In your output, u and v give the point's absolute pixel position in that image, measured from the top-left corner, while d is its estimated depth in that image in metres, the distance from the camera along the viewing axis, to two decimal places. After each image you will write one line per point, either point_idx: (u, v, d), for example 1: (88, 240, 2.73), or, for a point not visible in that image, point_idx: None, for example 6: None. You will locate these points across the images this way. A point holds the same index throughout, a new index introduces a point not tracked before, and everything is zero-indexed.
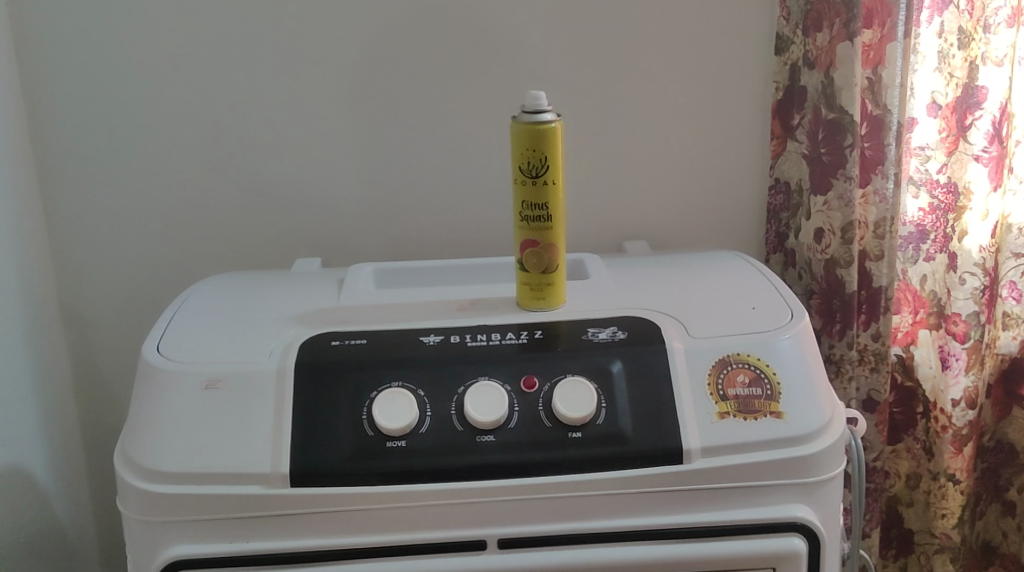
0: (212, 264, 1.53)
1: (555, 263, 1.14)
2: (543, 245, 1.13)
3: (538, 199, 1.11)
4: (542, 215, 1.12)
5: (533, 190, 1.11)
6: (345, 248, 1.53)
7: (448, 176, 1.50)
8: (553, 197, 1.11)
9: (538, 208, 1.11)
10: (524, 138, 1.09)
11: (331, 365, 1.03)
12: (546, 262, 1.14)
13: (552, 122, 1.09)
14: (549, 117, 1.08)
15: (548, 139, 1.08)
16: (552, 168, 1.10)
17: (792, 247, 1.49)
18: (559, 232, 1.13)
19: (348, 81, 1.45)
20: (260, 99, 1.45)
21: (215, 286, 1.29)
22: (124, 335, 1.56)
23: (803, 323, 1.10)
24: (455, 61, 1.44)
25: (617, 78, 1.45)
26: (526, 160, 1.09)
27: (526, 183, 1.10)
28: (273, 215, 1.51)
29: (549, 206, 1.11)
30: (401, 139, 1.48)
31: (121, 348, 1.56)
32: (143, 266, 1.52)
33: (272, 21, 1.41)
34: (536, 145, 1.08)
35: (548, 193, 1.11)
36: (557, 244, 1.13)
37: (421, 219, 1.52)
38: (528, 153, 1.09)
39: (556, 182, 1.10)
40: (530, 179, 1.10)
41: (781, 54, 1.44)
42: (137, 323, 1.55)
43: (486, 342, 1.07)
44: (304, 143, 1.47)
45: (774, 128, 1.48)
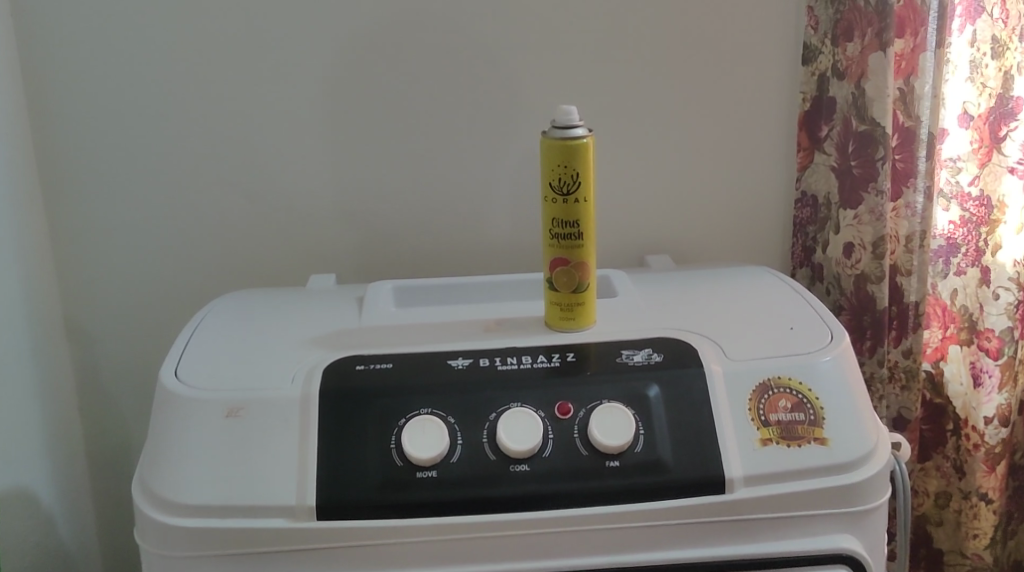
0: (223, 280, 1.48)
1: (587, 283, 1.10)
2: (575, 264, 1.09)
3: (569, 216, 1.07)
4: (573, 233, 1.08)
5: (564, 207, 1.07)
6: (360, 263, 1.49)
7: (467, 189, 1.46)
8: (586, 214, 1.07)
9: (569, 226, 1.07)
10: (557, 154, 1.05)
11: (357, 391, 0.99)
12: (577, 281, 1.10)
13: (585, 137, 1.05)
14: (581, 132, 1.05)
15: (581, 154, 1.05)
16: (584, 184, 1.06)
17: (820, 261, 1.45)
18: (590, 250, 1.09)
19: (364, 91, 1.41)
20: (273, 110, 1.41)
21: (229, 305, 1.25)
22: (132, 353, 1.51)
23: (843, 344, 1.06)
24: (474, 70, 1.40)
25: (641, 88, 1.41)
26: (559, 176, 1.06)
27: (557, 200, 1.07)
28: (286, 231, 1.47)
29: (582, 223, 1.07)
30: (418, 150, 1.44)
31: (128, 366, 1.52)
32: (153, 283, 1.48)
33: (287, 32, 1.37)
34: (569, 161, 1.05)
35: (580, 211, 1.07)
36: (589, 263, 1.10)
37: (439, 233, 1.48)
38: (560, 169, 1.05)
39: (588, 199, 1.07)
40: (561, 196, 1.06)
41: (809, 65, 1.40)
42: (145, 340, 1.51)
43: (516, 366, 1.03)
44: (318, 155, 1.43)
45: (801, 139, 1.44)
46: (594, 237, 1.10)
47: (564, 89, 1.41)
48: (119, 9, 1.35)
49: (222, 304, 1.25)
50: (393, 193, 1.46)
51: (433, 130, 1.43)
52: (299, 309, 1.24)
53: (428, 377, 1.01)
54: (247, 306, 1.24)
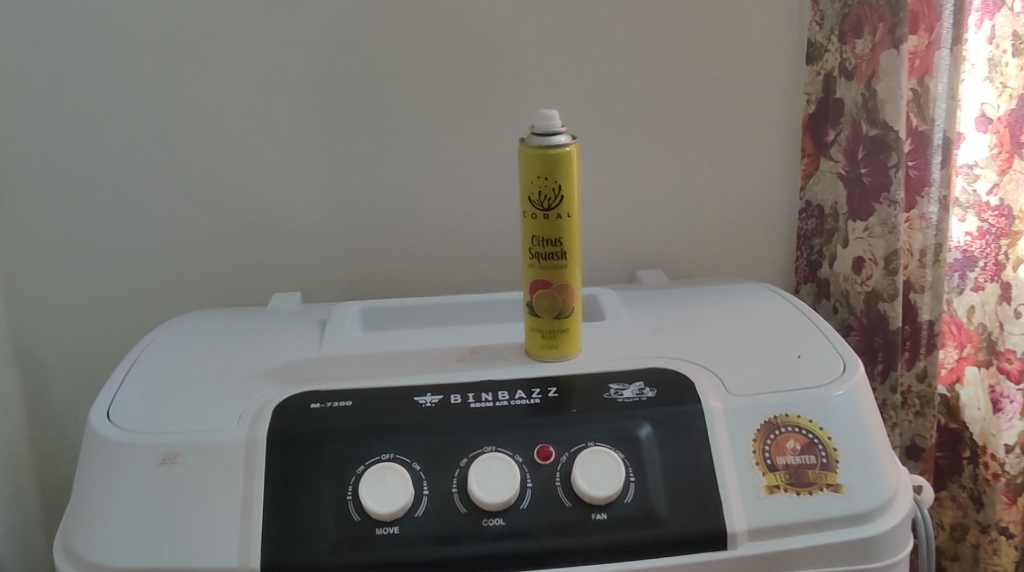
0: (178, 302, 1.35)
1: (571, 307, 0.99)
2: (558, 286, 0.98)
3: (551, 233, 0.96)
4: (556, 252, 0.96)
5: (545, 223, 0.95)
6: (329, 282, 1.37)
7: (444, 200, 1.34)
8: (570, 232, 0.96)
9: (551, 245, 0.96)
10: (536, 164, 0.93)
11: (311, 433, 0.88)
12: (561, 305, 0.98)
13: (568, 145, 0.94)
14: (564, 140, 0.93)
15: (563, 165, 0.93)
16: (567, 198, 0.95)
17: (826, 276, 1.34)
18: (575, 272, 0.98)
19: (330, 94, 1.28)
20: (229, 115, 1.27)
21: (175, 329, 1.13)
22: (79, 381, 1.38)
23: (858, 376, 0.95)
24: (451, 71, 1.27)
25: (633, 90, 1.29)
26: (539, 189, 0.94)
27: (537, 215, 0.95)
28: (246, 247, 1.34)
29: (565, 241, 0.96)
30: (390, 159, 1.31)
31: (75, 395, 1.38)
32: (100, 305, 1.34)
33: (243, 29, 1.24)
34: (550, 172, 0.93)
35: (563, 228, 0.96)
36: (573, 286, 0.98)
37: (414, 248, 1.36)
38: (540, 182, 0.94)
39: (572, 214, 0.96)
40: (542, 211, 0.95)
41: (814, 63, 1.29)
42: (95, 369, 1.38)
43: (492, 403, 0.92)
44: (280, 165, 1.30)
45: (805, 144, 1.33)
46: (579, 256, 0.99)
47: (550, 91, 1.29)
48: (55, 5, 1.21)
49: (170, 328, 1.13)
50: (363, 206, 1.33)
51: (406, 136, 1.30)
52: (252, 335, 1.11)
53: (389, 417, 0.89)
54: (196, 330, 1.12)
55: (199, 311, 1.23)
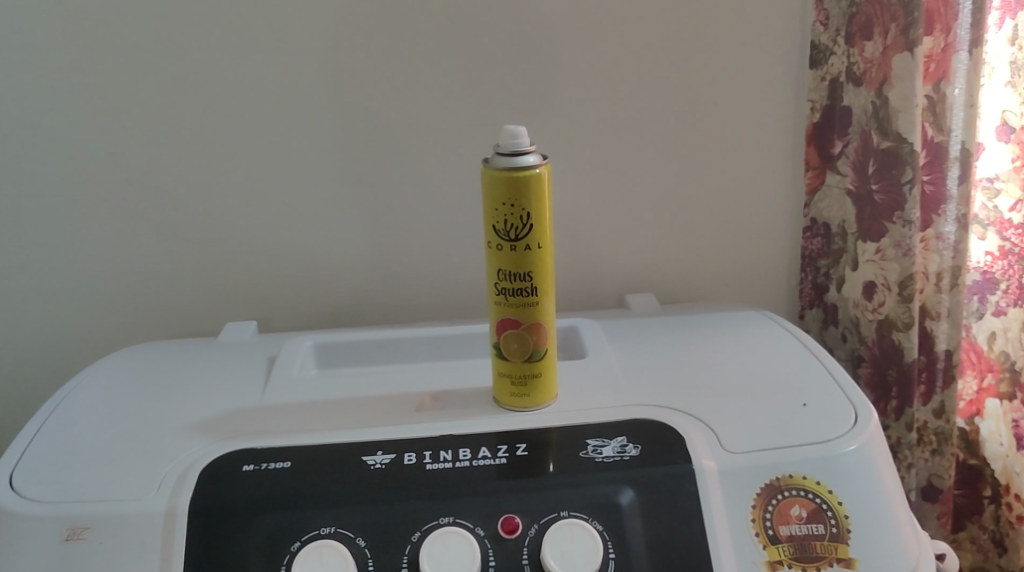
0: (118, 336, 1.22)
1: (545, 349, 0.87)
2: (528, 325, 0.86)
3: (520, 266, 0.84)
4: (525, 287, 0.85)
5: (513, 254, 0.84)
6: (287, 312, 1.23)
7: (413, 222, 1.20)
8: (540, 264, 0.85)
9: (520, 280, 0.85)
10: (501, 188, 0.82)
11: (243, 505, 0.77)
12: (532, 347, 0.87)
13: (537, 166, 0.83)
14: (533, 160, 0.82)
15: (532, 190, 0.82)
16: (537, 226, 0.84)
17: (833, 301, 1.22)
18: (548, 309, 0.86)
19: (283, 105, 1.13)
20: (170, 130, 1.13)
21: (110, 368, 1.02)
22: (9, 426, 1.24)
23: (872, 427, 0.83)
24: (419, 78, 1.14)
25: (623, 98, 1.17)
26: (505, 217, 0.83)
27: (503, 247, 0.84)
28: (192, 276, 1.20)
29: (536, 275, 0.85)
30: (353, 177, 1.17)
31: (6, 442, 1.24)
32: (30, 342, 1.21)
33: (182, 35, 1.10)
34: (517, 198, 0.82)
35: (533, 259, 0.84)
36: (547, 325, 0.87)
37: (380, 275, 1.22)
38: (506, 208, 0.83)
39: (543, 244, 0.84)
40: (509, 242, 0.84)
41: (818, 67, 1.17)
42: (28, 413, 1.24)
43: (452, 464, 0.80)
44: (229, 184, 1.16)
45: (809, 156, 1.21)
46: (553, 292, 0.87)
47: (529, 100, 1.16)
48: None
49: (103, 368, 1.02)
50: (323, 229, 1.19)
51: (369, 151, 1.16)
52: (189, 381, 0.99)
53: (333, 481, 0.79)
54: (133, 371, 1.01)
55: (143, 345, 1.12)
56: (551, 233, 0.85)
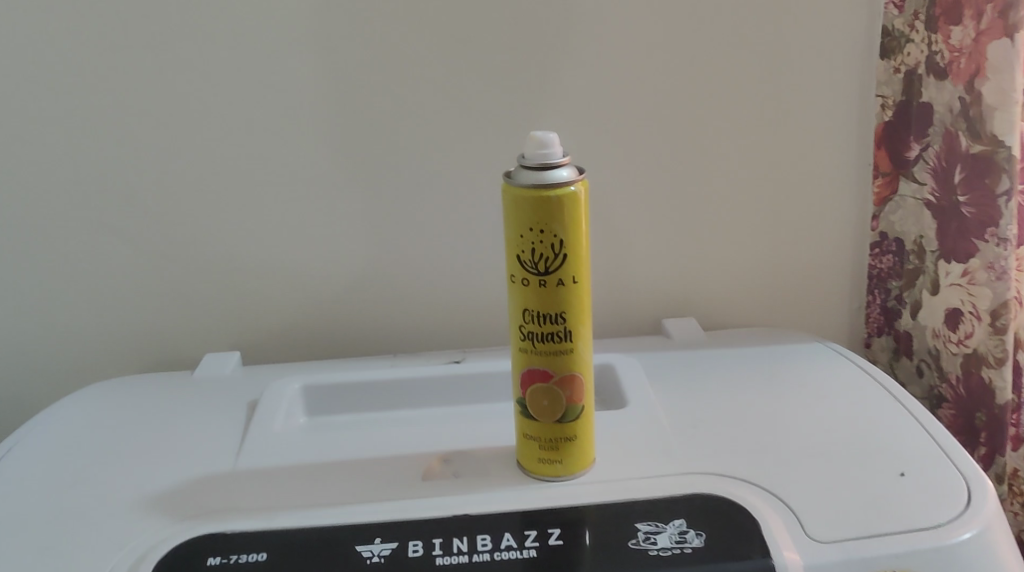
0: (83, 375, 1.06)
1: (581, 407, 0.71)
2: (561, 378, 0.70)
3: (550, 306, 0.68)
4: (557, 332, 0.69)
5: (541, 292, 0.68)
6: (273, 342, 1.06)
7: (420, 239, 1.03)
8: (576, 303, 0.69)
9: (551, 324, 0.69)
10: (526, 210, 0.66)
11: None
12: (565, 404, 0.70)
13: (571, 183, 0.66)
14: (567, 175, 0.66)
15: (565, 212, 0.66)
16: (572, 255, 0.67)
17: (907, 329, 1.05)
18: (585, 357, 0.70)
19: (269, 100, 0.97)
20: (140, 130, 0.97)
21: (62, 414, 0.88)
22: None
23: (989, 509, 0.67)
24: (428, 69, 0.97)
25: (665, 92, 1.00)
26: (531, 246, 0.67)
27: (530, 282, 0.68)
28: (165, 306, 1.03)
29: (570, 317, 0.69)
30: (350, 185, 1.00)
31: None
32: None
33: (147, 28, 0.94)
34: (547, 223, 0.66)
35: (567, 298, 0.68)
36: (583, 378, 0.70)
37: (382, 303, 1.05)
38: (534, 235, 0.67)
39: (579, 279, 0.68)
40: (537, 277, 0.68)
41: (890, 56, 1.01)
42: None
43: (467, 560, 0.65)
44: (208, 194, 0.99)
45: (878, 161, 1.04)
46: (589, 336, 0.71)
47: (556, 95, 0.99)
48: None
49: (55, 413, 0.88)
50: (316, 246, 1.02)
51: (370, 154, 0.99)
52: (152, 437, 0.83)
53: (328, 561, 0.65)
54: (87, 420, 0.87)
55: (107, 383, 0.97)
56: (587, 265, 0.69)
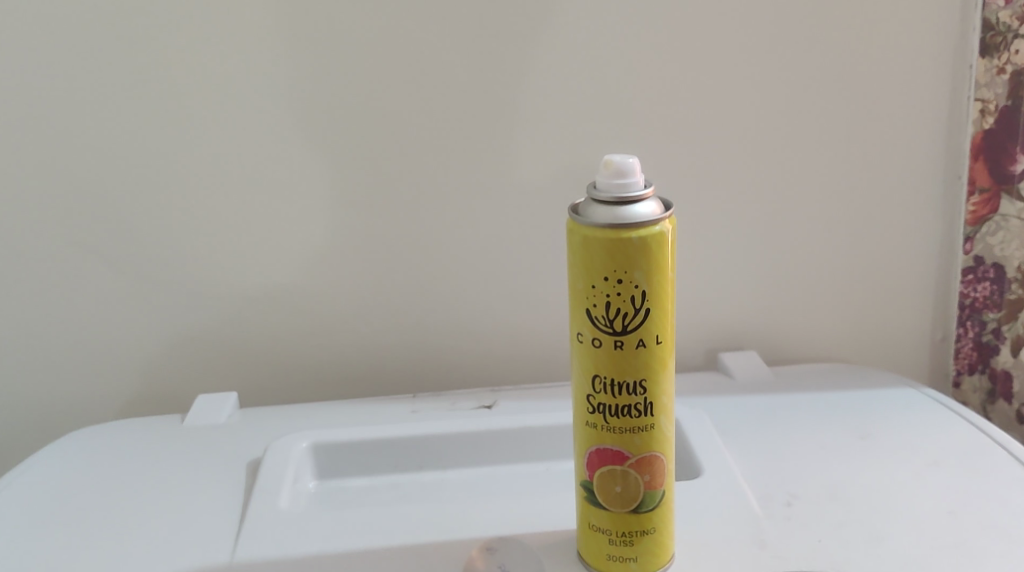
0: (88, 412, 0.97)
1: (662, 494, 0.58)
2: (638, 460, 0.56)
3: (628, 373, 0.55)
4: (635, 404, 0.55)
5: (616, 355, 0.54)
6: (280, 376, 0.97)
7: (452, 261, 0.93)
8: (658, 370, 0.55)
9: (627, 395, 0.55)
10: (601, 255, 0.53)
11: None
12: (642, 492, 0.57)
13: (656, 221, 0.53)
14: (650, 213, 0.53)
15: (649, 257, 0.53)
16: (657, 312, 0.54)
17: (1005, 368, 0.93)
18: (668, 435, 0.57)
19: (277, 111, 0.87)
20: (133, 144, 0.87)
21: (40, 496, 0.77)
22: None
23: None
24: (454, 75, 0.86)
25: (728, 100, 0.88)
26: (605, 298, 0.53)
27: (603, 344, 0.54)
28: (173, 335, 0.95)
29: (651, 386, 0.55)
30: (366, 204, 0.90)
31: None
32: None
33: (147, 34, 0.84)
34: (627, 270, 0.53)
35: (648, 363, 0.55)
36: (665, 460, 0.57)
37: (409, 332, 0.96)
38: (609, 286, 0.53)
39: (664, 339, 0.55)
40: (612, 338, 0.54)
41: (993, 54, 0.87)
42: None
43: None
44: (209, 215, 0.90)
45: (976, 175, 0.90)
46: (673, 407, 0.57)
47: (599, 102, 0.88)
48: None
49: (36, 489, 0.78)
50: (328, 271, 0.93)
51: (387, 170, 0.89)
52: (145, 519, 0.72)
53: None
54: (67, 502, 0.76)
55: (95, 434, 0.87)
56: (674, 321, 0.55)
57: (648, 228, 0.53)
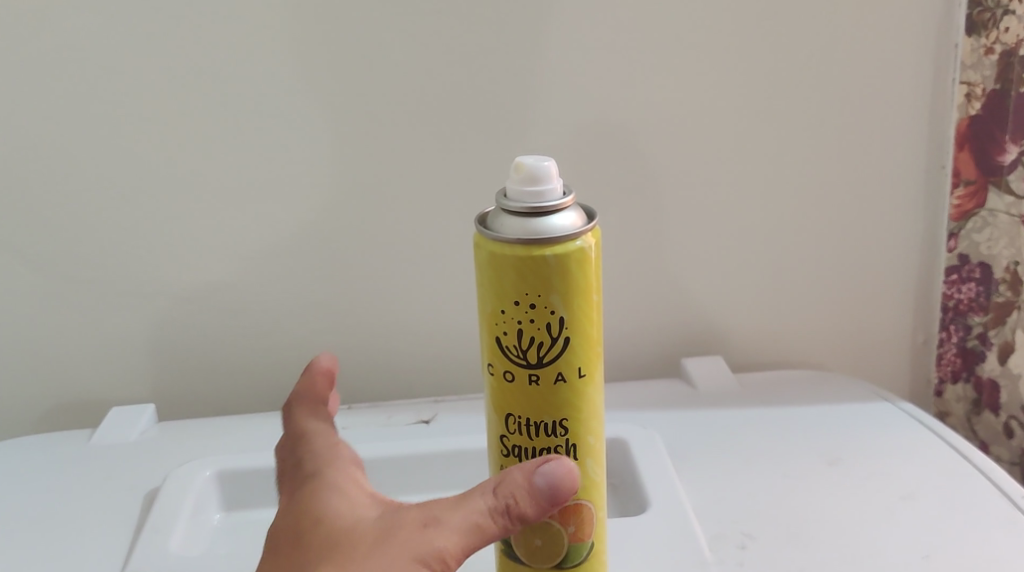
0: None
1: (592, 550, 0.52)
2: (562, 509, 0.51)
3: (546, 411, 0.50)
4: (556, 446, 0.50)
5: (532, 391, 0.49)
6: (208, 385, 0.89)
7: (393, 261, 0.85)
8: (581, 408, 0.50)
9: (547, 436, 0.50)
10: (512, 276, 0.47)
11: (305, 546, 0.48)
12: (569, 548, 0.51)
13: (577, 235, 0.47)
14: (570, 225, 0.47)
15: (567, 279, 0.47)
16: (579, 341, 0.49)
17: (992, 377, 0.85)
18: (595, 481, 0.52)
19: (195, 97, 0.79)
20: (36, 133, 0.79)
21: None
22: None
23: None
24: (390, 55, 0.78)
25: (693, 83, 0.80)
26: (517, 325, 0.48)
27: (518, 377, 0.49)
28: (89, 343, 0.87)
29: (573, 427, 0.50)
30: (296, 198, 0.82)
31: None
32: None
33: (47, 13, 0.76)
34: (542, 293, 0.47)
35: (570, 399, 0.50)
36: (593, 510, 0.52)
37: (347, 337, 0.87)
38: (521, 311, 0.48)
39: (587, 372, 0.49)
40: (527, 372, 0.49)
41: (981, 32, 0.78)
42: None
43: None
44: (122, 210, 0.82)
45: (960, 165, 0.83)
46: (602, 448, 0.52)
47: (551, 85, 0.79)
48: None
49: None
50: (255, 272, 0.85)
51: (318, 161, 0.81)
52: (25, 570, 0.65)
53: (439, 517, 0.49)
54: None
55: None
56: (598, 352, 0.50)
57: (567, 244, 0.47)
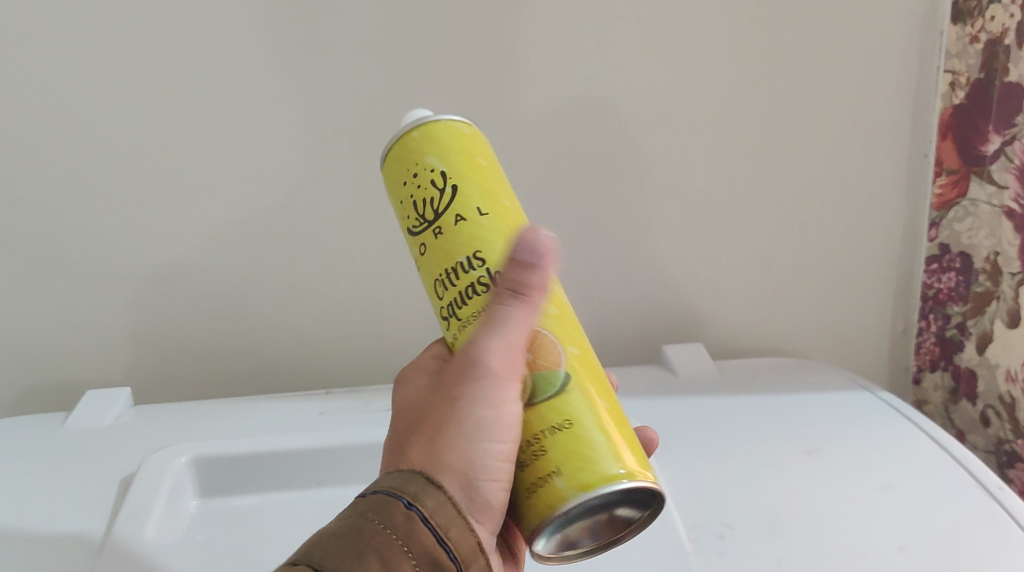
0: None
1: (567, 382, 0.54)
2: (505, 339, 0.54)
3: (457, 250, 0.54)
4: (479, 280, 0.54)
5: (442, 242, 0.55)
6: (186, 368, 0.88)
7: (373, 246, 0.84)
8: (491, 243, 0.54)
9: (466, 273, 0.54)
10: (393, 158, 0.56)
11: (399, 433, 0.55)
12: (535, 377, 0.54)
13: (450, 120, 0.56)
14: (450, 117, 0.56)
15: (434, 140, 0.55)
16: (468, 178, 0.55)
17: (970, 366, 0.85)
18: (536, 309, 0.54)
19: (172, 80, 0.77)
20: (9, 115, 0.77)
21: None
22: None
23: None
24: (371, 40, 0.77)
25: (678, 73, 0.79)
26: (413, 197, 0.55)
27: (428, 238, 0.55)
28: (63, 326, 0.85)
29: (487, 255, 0.54)
30: (276, 180, 0.81)
31: None
32: None
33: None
34: (419, 158, 0.55)
35: (475, 232, 0.54)
36: (550, 340, 0.55)
37: (326, 321, 0.87)
38: (413, 183, 0.55)
39: (483, 205, 0.54)
40: (431, 235, 0.55)
41: (967, 20, 0.78)
42: None
43: None
44: (97, 194, 0.80)
45: (943, 155, 0.83)
46: (541, 277, 0.55)
47: (536, 68, 0.78)
48: None
49: None
50: (233, 256, 0.84)
51: (298, 146, 0.80)
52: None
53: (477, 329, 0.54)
54: None
55: None
56: (501, 201, 0.55)
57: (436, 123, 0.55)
